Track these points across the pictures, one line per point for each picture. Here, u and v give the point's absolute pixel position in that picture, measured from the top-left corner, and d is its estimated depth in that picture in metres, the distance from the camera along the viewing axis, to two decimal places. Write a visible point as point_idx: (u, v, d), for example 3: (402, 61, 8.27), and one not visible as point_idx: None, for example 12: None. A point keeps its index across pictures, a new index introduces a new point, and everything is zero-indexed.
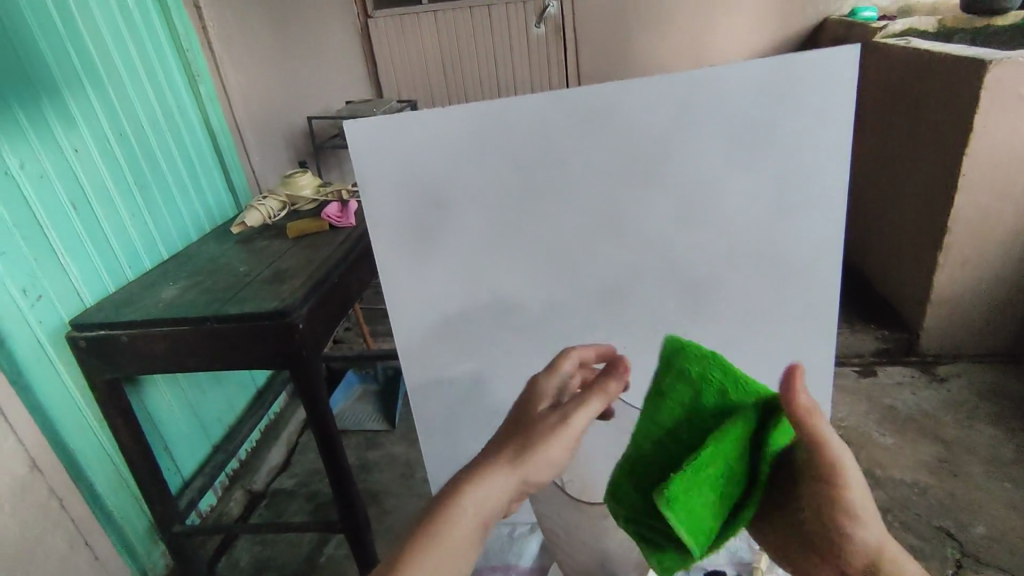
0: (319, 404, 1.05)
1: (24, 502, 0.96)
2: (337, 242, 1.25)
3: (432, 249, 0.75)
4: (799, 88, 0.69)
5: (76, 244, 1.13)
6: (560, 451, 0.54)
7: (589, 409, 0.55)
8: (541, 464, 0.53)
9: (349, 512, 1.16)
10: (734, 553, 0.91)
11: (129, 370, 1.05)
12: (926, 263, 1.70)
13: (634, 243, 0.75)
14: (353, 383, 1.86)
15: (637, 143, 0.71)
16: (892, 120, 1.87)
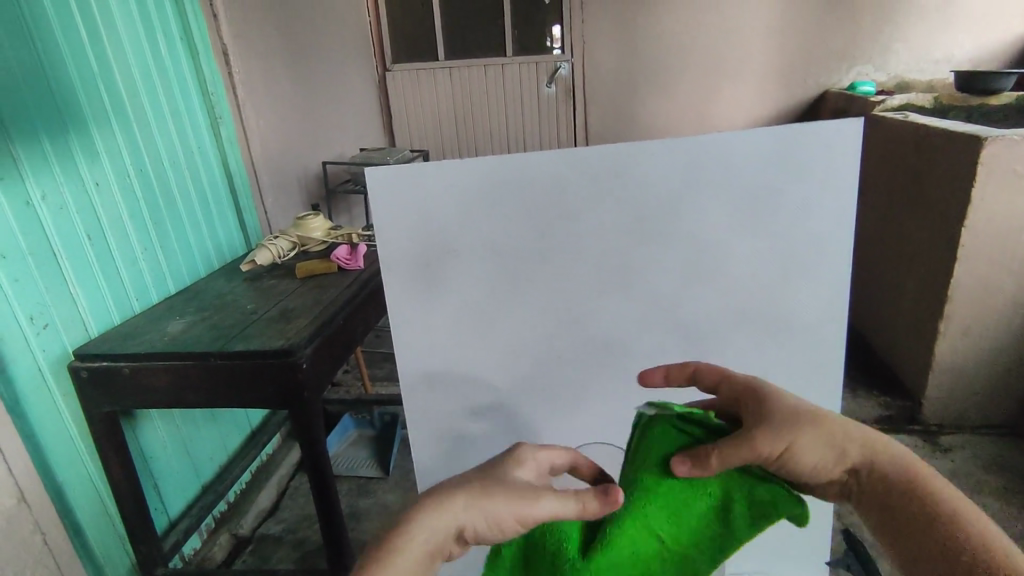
0: (317, 446, 1.04)
1: (7, 535, 0.93)
2: (344, 285, 1.26)
3: (442, 295, 0.76)
4: (805, 157, 0.72)
5: (88, 276, 1.15)
6: (514, 528, 0.47)
7: (552, 507, 0.46)
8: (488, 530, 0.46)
9: (339, 560, 1.13)
10: None
11: (128, 402, 1.04)
12: (927, 331, 1.71)
13: (641, 298, 0.76)
14: (348, 428, 1.83)
15: (648, 201, 0.73)
16: (892, 190, 1.92)
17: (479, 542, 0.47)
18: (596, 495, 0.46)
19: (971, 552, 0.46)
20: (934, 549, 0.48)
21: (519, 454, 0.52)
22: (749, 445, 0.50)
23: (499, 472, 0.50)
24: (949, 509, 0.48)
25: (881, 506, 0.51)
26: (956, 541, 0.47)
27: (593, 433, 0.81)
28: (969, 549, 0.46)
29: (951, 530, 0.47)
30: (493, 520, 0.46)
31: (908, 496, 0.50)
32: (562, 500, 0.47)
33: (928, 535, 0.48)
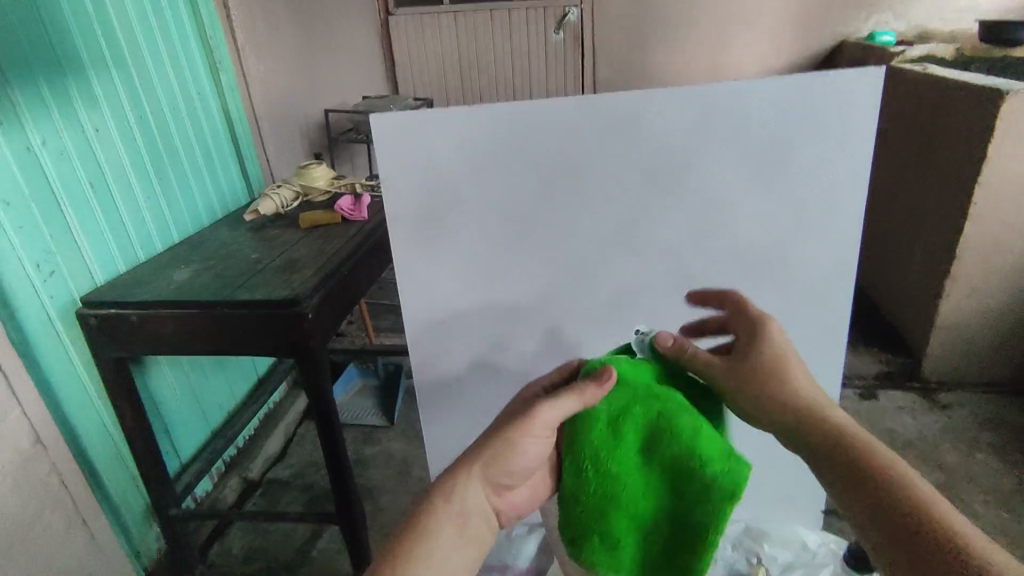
0: (324, 395, 1.05)
1: (25, 476, 0.96)
2: (348, 237, 1.25)
3: (448, 247, 0.75)
4: (822, 107, 0.69)
5: (91, 223, 1.14)
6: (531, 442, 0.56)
7: (553, 408, 0.55)
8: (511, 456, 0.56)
9: (345, 505, 1.16)
10: (731, 565, 0.78)
11: (136, 350, 1.05)
12: (932, 290, 1.71)
13: (648, 252, 0.76)
14: (353, 378, 1.86)
15: (659, 153, 0.71)
16: (906, 146, 1.88)
17: (509, 474, 0.57)
18: (586, 385, 0.56)
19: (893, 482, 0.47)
20: (859, 479, 0.49)
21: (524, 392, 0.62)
22: (707, 369, 0.61)
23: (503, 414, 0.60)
24: (878, 454, 0.50)
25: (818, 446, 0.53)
26: (882, 475, 0.48)
27: None
28: (893, 480, 0.47)
29: (877, 465, 0.49)
30: (513, 455, 0.56)
31: (841, 441, 0.52)
32: (558, 401, 0.55)
33: (854, 467, 0.50)
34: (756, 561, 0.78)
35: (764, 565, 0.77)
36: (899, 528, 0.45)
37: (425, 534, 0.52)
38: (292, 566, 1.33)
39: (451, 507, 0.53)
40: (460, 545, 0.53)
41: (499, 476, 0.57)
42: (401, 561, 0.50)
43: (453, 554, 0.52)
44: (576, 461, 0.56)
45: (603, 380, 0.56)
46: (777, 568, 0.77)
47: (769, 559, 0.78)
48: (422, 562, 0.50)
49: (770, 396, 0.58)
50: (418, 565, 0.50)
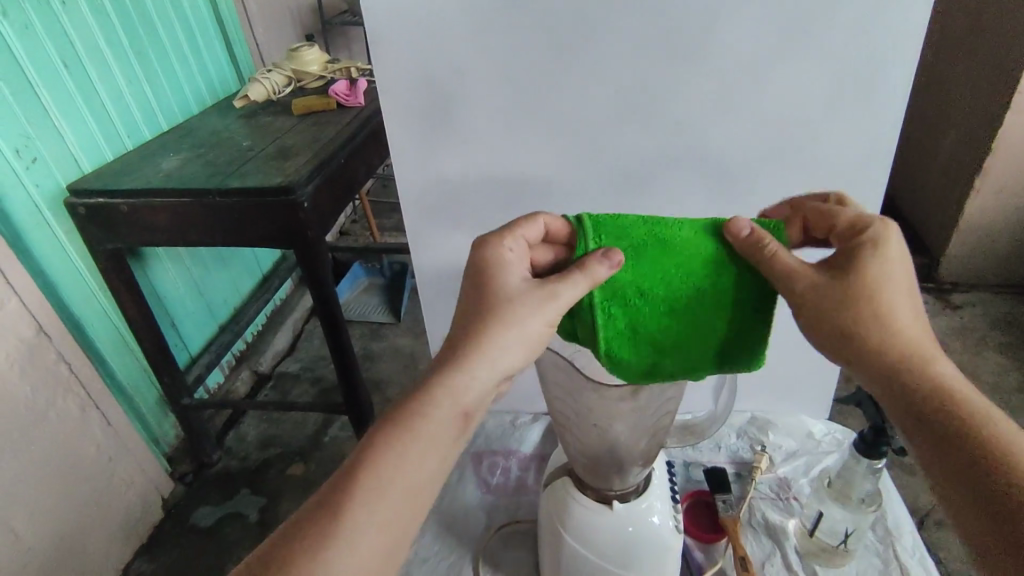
0: (325, 287, 1.03)
1: (32, 364, 0.96)
2: (343, 124, 1.17)
3: (447, 124, 0.70)
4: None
5: (71, 107, 1.07)
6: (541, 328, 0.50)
7: (575, 286, 0.49)
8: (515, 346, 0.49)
9: (353, 395, 1.18)
10: (734, 453, 0.77)
11: (131, 240, 1.02)
12: (960, 187, 1.63)
13: (665, 126, 0.69)
14: (359, 276, 1.83)
15: (680, 12, 0.62)
16: (949, 28, 1.71)
17: (513, 362, 0.50)
18: (593, 265, 0.49)
19: (998, 453, 0.42)
20: (954, 444, 0.43)
21: (498, 259, 0.52)
22: (794, 281, 0.48)
23: (484, 292, 0.50)
24: (983, 421, 0.44)
25: (910, 395, 0.46)
26: (987, 445, 0.42)
27: None
28: (999, 454, 0.42)
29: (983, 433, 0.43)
30: (527, 346, 0.50)
31: (939, 396, 0.46)
32: (567, 286, 0.49)
33: (957, 432, 0.43)
34: (760, 448, 0.76)
35: (767, 453, 0.75)
36: (997, 508, 0.40)
37: (415, 417, 0.46)
38: (307, 453, 1.38)
39: (445, 407, 0.47)
40: (450, 447, 0.47)
41: (502, 372, 0.49)
42: (387, 461, 0.45)
43: (442, 457, 0.47)
44: (621, 301, 0.50)
45: (612, 252, 0.50)
46: (781, 456, 0.75)
47: (773, 447, 0.77)
48: (408, 463, 0.45)
49: (865, 327, 0.48)
50: (408, 448, 0.45)
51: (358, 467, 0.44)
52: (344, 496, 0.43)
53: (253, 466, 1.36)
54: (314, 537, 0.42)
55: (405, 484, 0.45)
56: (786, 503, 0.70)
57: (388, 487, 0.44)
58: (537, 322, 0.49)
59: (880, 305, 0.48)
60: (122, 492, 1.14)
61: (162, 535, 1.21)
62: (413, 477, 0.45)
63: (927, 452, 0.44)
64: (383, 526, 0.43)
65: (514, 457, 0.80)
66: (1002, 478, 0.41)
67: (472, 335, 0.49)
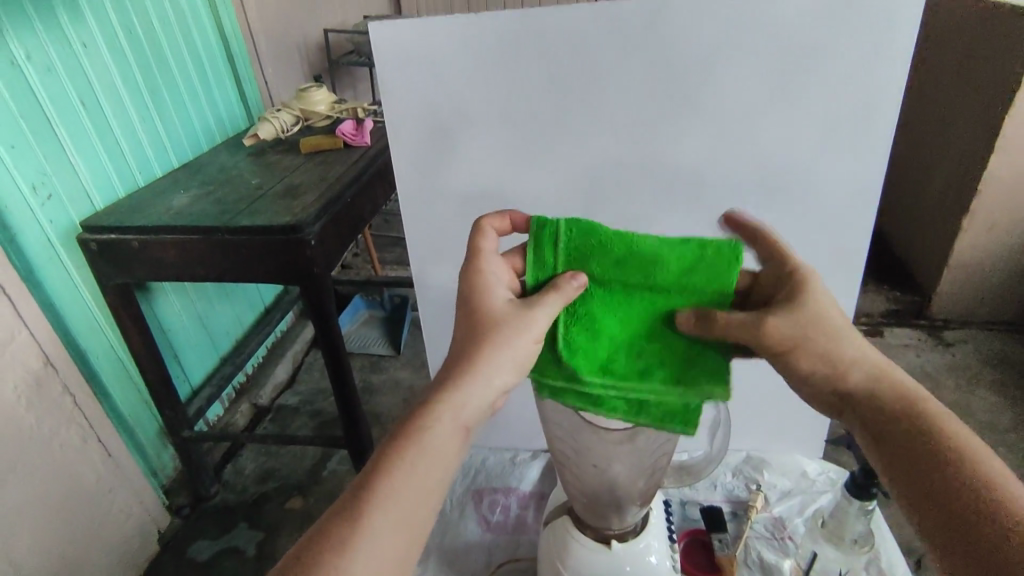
0: (329, 321, 1.05)
1: (39, 396, 0.97)
2: (349, 163, 1.21)
3: (449, 171, 0.72)
4: (857, 7, 0.60)
5: (86, 145, 1.11)
6: (527, 345, 0.51)
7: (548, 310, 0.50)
8: (507, 363, 0.50)
9: (353, 429, 1.19)
10: (730, 491, 0.78)
11: (141, 275, 1.05)
12: (950, 227, 1.67)
13: (661, 174, 0.70)
14: (359, 308, 1.86)
15: (675, 67, 0.64)
16: (936, 74, 1.77)
17: (507, 377, 0.50)
18: (563, 285, 0.51)
19: (959, 458, 0.45)
20: (918, 453, 0.46)
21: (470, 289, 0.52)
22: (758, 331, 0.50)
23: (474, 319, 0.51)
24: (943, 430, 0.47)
25: (875, 413, 0.50)
26: (948, 451, 0.46)
27: None
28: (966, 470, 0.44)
29: (945, 441, 0.46)
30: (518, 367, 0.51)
31: (902, 411, 0.49)
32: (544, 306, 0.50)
33: (920, 443, 0.47)
34: (755, 487, 0.77)
35: (763, 492, 0.76)
36: (960, 509, 0.43)
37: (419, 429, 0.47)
38: (305, 486, 1.38)
39: (446, 422, 0.48)
40: (453, 460, 0.48)
41: (500, 387, 0.50)
42: (396, 472, 0.45)
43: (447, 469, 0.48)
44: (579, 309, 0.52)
45: (579, 273, 0.52)
46: (776, 495, 0.76)
47: (768, 485, 0.78)
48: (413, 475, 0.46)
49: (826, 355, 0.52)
50: (413, 461, 0.46)
51: (365, 482, 0.45)
52: (353, 511, 0.44)
53: (251, 499, 1.35)
54: (327, 549, 0.42)
55: (409, 497, 0.45)
56: (782, 543, 0.71)
57: (393, 500, 0.45)
58: (522, 342, 0.50)
59: (834, 333, 0.52)
60: (119, 525, 1.13)
61: (157, 569, 1.20)
62: (418, 491, 0.46)
63: (893, 462, 0.48)
64: (391, 539, 0.44)
65: (514, 494, 0.81)
66: (963, 480, 0.44)
67: (465, 358, 0.50)
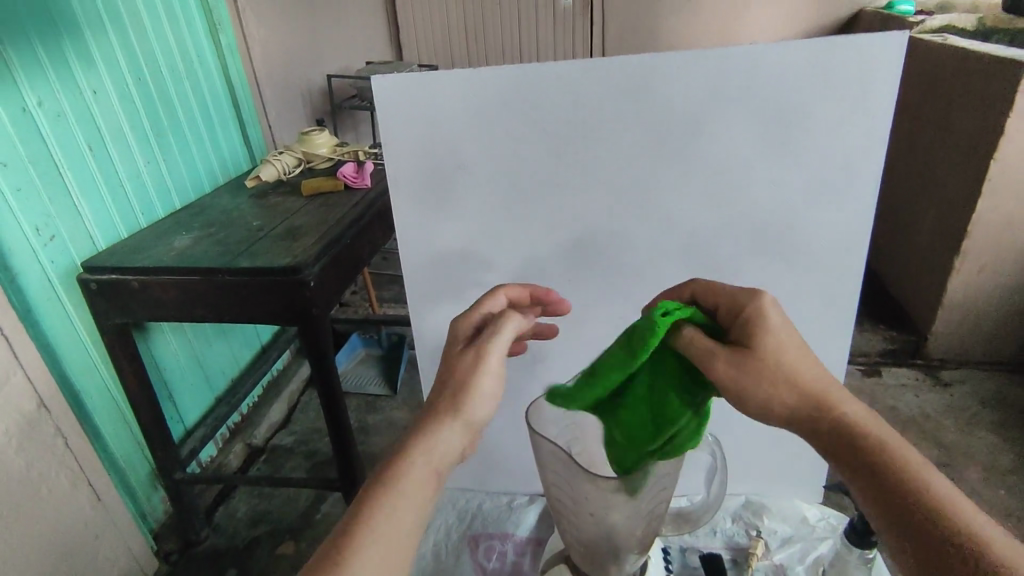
0: (326, 362, 1.05)
1: (30, 438, 0.96)
2: (350, 205, 1.23)
3: (449, 215, 0.73)
4: (843, 63, 0.63)
5: (91, 187, 1.13)
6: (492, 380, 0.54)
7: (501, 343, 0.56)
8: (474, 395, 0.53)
9: (348, 471, 1.17)
10: (730, 538, 0.77)
11: (140, 315, 1.05)
12: (942, 267, 1.69)
13: (656, 220, 0.71)
14: (356, 347, 1.86)
15: (669, 118, 0.66)
16: (923, 120, 1.82)
17: (476, 410, 0.53)
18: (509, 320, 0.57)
19: (933, 497, 0.44)
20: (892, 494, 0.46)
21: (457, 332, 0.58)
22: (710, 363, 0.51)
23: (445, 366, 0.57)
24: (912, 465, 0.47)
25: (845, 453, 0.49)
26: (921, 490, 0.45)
27: None
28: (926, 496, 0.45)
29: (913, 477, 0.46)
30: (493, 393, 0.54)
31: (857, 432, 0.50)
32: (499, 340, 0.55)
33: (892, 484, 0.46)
34: (755, 534, 0.76)
35: (763, 539, 0.75)
36: (942, 555, 0.42)
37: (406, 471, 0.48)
38: (297, 530, 1.35)
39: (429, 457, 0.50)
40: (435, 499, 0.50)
41: (470, 419, 0.53)
42: (378, 516, 0.47)
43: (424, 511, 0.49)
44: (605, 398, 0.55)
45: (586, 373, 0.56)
46: (777, 542, 0.75)
47: (769, 532, 0.77)
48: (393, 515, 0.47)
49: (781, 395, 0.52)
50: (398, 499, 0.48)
51: (350, 528, 0.46)
52: (339, 557, 0.44)
53: (242, 544, 1.32)
54: None
55: (388, 541, 0.46)
56: None
57: (373, 545, 0.45)
58: (488, 379, 0.54)
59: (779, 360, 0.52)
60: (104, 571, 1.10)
61: None
62: (396, 534, 0.46)
63: (874, 505, 0.47)
64: None
65: (510, 540, 0.80)
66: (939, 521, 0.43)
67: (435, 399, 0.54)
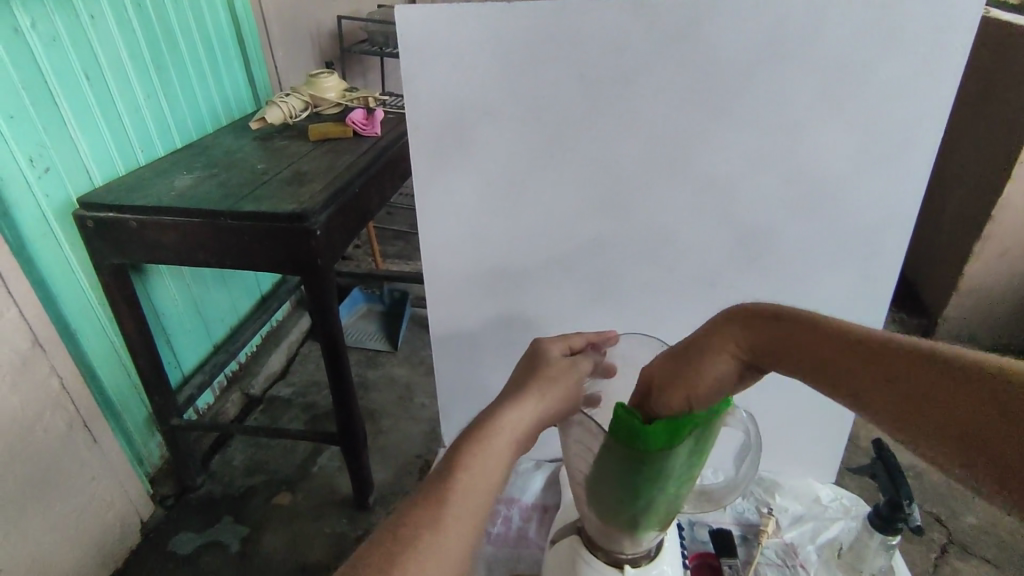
0: (330, 314, 1.02)
1: (24, 376, 0.93)
2: (360, 153, 1.18)
3: (469, 165, 0.69)
4: (909, 18, 0.58)
5: (88, 119, 1.07)
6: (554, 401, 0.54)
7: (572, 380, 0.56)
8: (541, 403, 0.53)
9: (348, 424, 1.14)
10: (740, 514, 0.75)
11: (139, 257, 1.01)
12: (960, 251, 1.66)
13: (691, 183, 0.67)
14: (358, 301, 1.83)
15: (713, 71, 0.62)
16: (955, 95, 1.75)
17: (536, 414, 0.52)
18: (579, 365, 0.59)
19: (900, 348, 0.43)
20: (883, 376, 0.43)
21: (536, 346, 0.61)
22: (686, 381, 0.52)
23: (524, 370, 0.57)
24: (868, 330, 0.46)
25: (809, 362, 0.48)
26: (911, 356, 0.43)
27: (621, 326, 0.78)
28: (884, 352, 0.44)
29: (909, 354, 0.43)
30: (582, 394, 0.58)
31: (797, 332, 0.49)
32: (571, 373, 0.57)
33: (873, 375, 0.44)
34: (766, 510, 0.74)
35: (774, 516, 0.73)
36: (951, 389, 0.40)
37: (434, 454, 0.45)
38: (294, 482, 1.34)
39: (507, 429, 0.49)
40: (479, 508, 0.45)
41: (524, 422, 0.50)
42: (417, 528, 0.42)
43: (475, 525, 0.44)
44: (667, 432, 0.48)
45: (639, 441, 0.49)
46: (788, 520, 0.74)
47: (779, 510, 0.75)
48: (491, 459, 0.47)
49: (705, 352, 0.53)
50: (450, 497, 0.44)
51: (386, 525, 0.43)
52: (366, 549, 0.41)
53: (238, 492, 1.32)
54: None
55: (436, 558, 0.41)
56: (794, 570, 0.68)
57: (423, 562, 0.40)
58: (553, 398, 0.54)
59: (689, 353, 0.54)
60: (100, 513, 1.09)
61: (138, 559, 1.17)
62: (445, 555, 0.41)
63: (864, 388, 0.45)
64: None
65: (515, 505, 0.79)
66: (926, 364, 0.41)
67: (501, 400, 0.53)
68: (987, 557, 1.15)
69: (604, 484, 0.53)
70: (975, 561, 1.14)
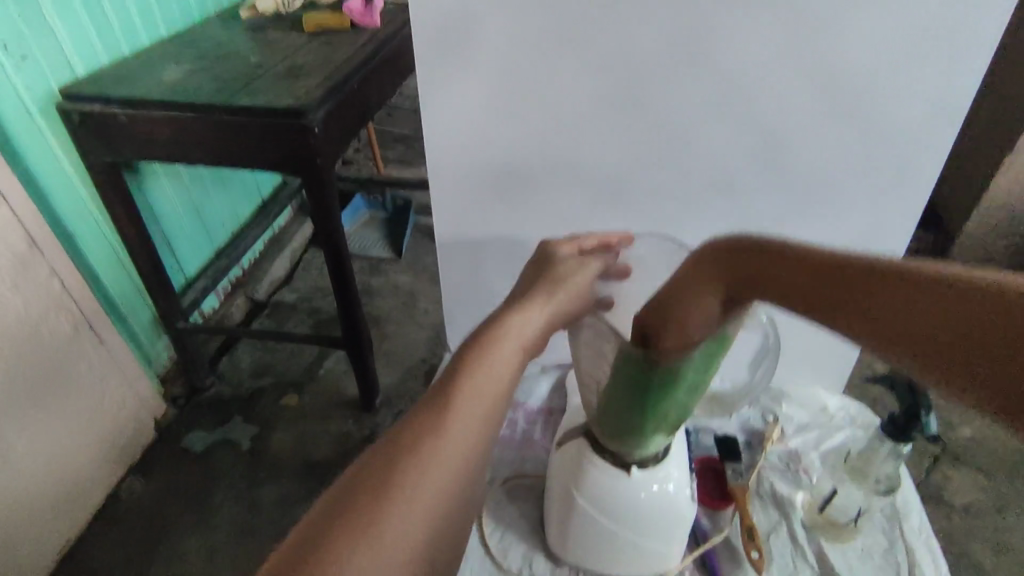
0: (332, 217, 0.98)
1: (23, 278, 0.92)
2: (358, 45, 1.10)
3: (478, 53, 0.63)
4: None
5: (65, 4, 0.99)
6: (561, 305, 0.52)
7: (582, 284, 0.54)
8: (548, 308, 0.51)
9: (353, 328, 1.14)
10: (745, 421, 0.75)
11: (130, 155, 0.96)
12: (987, 163, 1.59)
13: (721, 77, 0.61)
14: (360, 208, 1.78)
15: None
16: None
17: (543, 320, 0.50)
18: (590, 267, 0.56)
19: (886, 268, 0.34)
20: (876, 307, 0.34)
21: (544, 248, 0.58)
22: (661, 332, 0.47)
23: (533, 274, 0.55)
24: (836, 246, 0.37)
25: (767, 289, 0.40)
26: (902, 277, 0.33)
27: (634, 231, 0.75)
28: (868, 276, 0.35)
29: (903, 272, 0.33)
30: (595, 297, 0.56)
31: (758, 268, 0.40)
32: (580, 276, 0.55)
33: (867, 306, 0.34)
34: (772, 418, 0.75)
35: (780, 424, 0.74)
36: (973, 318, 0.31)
37: None
38: (302, 384, 1.37)
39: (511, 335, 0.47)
40: (489, 412, 0.44)
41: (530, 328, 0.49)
42: (425, 430, 0.41)
43: (485, 427, 0.43)
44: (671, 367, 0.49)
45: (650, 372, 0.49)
46: (793, 427, 0.74)
47: (785, 417, 0.76)
48: (499, 364, 0.46)
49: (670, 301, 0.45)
50: (460, 400, 0.43)
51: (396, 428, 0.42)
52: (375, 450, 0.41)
53: (247, 394, 1.34)
54: (360, 504, 0.37)
55: (446, 457, 0.40)
56: (795, 475, 0.70)
57: (433, 463, 0.40)
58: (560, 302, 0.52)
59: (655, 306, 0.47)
60: (114, 412, 1.12)
61: (155, 455, 1.22)
62: (454, 455, 0.41)
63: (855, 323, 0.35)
64: (432, 511, 0.38)
65: (521, 410, 0.79)
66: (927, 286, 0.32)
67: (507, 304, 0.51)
68: (978, 465, 1.18)
69: (617, 389, 0.52)
70: (966, 469, 1.18)
